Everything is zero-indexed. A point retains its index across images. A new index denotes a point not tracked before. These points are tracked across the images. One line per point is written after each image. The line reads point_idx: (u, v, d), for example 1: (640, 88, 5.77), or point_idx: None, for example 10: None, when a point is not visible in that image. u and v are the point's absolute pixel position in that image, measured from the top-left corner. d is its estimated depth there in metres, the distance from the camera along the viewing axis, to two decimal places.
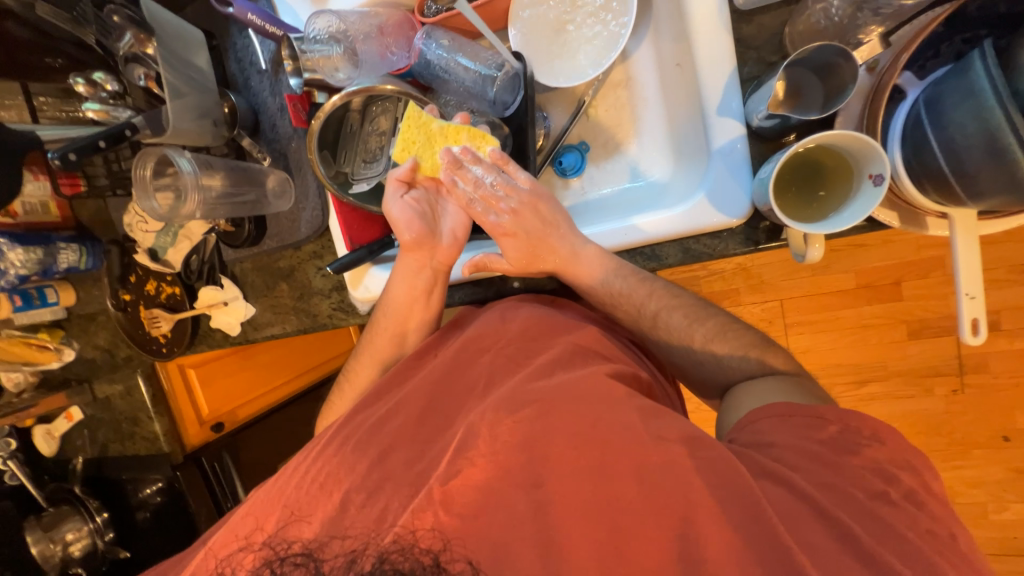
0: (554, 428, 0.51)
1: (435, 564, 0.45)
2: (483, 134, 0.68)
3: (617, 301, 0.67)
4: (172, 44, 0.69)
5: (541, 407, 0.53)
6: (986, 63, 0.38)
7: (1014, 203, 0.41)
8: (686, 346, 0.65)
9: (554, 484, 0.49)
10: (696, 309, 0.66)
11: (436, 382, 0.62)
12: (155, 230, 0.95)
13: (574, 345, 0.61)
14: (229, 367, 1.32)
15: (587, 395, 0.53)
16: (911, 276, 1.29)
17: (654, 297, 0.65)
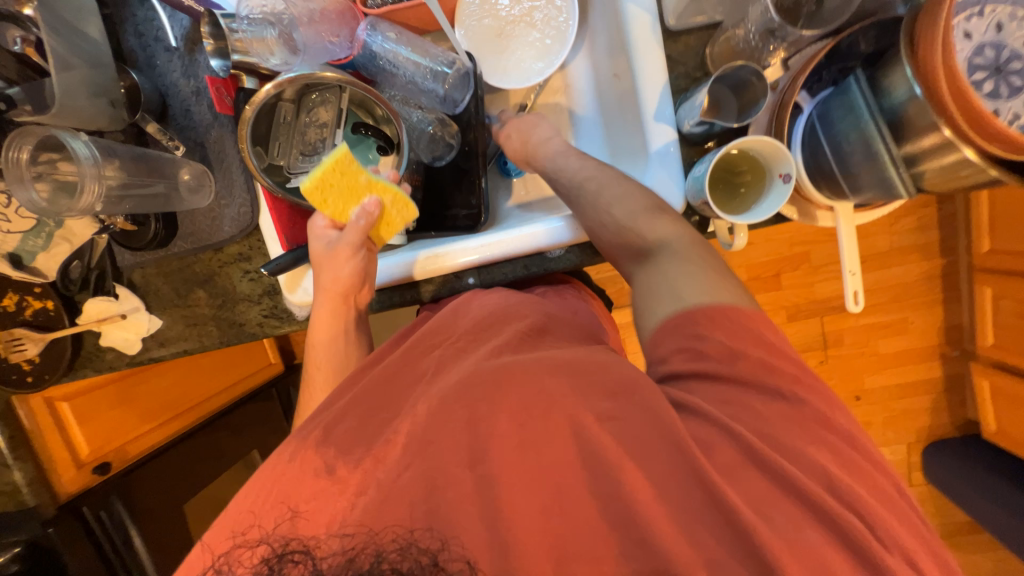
0: (504, 403, 0.47)
1: (434, 564, 0.40)
2: (407, 203, 0.70)
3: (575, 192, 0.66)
4: (57, 7, 0.59)
5: (493, 384, 0.48)
6: (860, 86, 0.49)
7: (881, 198, 0.53)
8: (621, 230, 0.61)
9: (507, 462, 0.44)
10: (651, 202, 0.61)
11: (387, 379, 0.56)
12: (21, 231, 0.77)
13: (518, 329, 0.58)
14: (115, 396, 1.14)
15: (544, 372, 0.49)
16: (789, 268, 1.54)
17: (607, 183, 0.64)
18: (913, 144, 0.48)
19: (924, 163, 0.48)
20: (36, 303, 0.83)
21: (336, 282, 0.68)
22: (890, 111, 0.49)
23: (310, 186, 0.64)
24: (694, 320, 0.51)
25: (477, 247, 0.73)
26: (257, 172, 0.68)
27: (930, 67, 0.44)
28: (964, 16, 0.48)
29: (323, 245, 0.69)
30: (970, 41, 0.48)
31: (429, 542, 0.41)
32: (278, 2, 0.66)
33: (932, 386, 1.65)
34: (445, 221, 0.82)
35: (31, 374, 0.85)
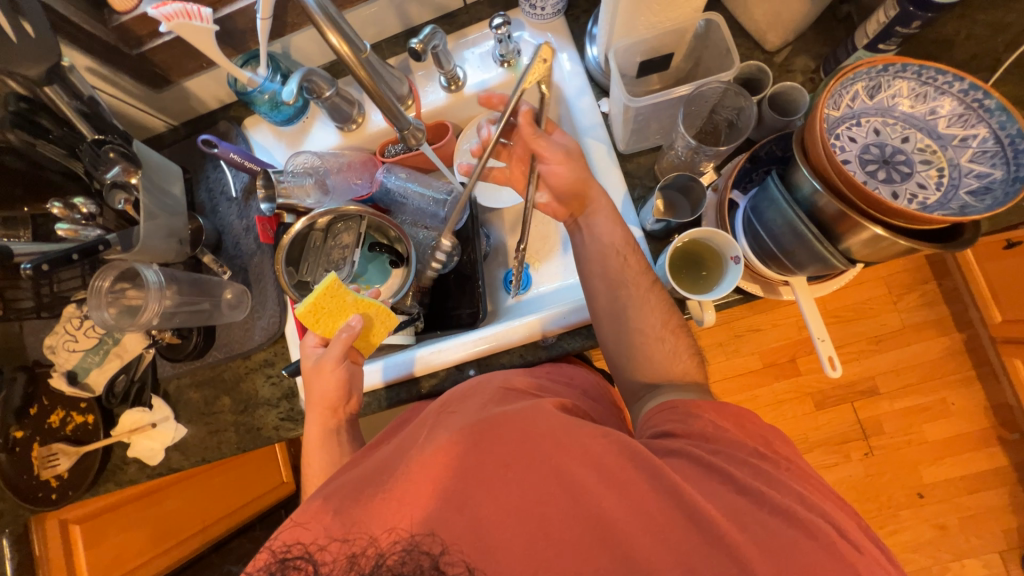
0: (501, 450, 0.48)
1: (435, 566, 0.44)
2: (390, 312, 0.73)
3: (620, 273, 0.69)
4: (155, 176, 0.78)
5: (488, 433, 0.50)
6: (775, 181, 0.59)
7: (822, 270, 0.60)
8: (648, 328, 0.66)
9: (503, 508, 0.45)
10: (667, 302, 0.68)
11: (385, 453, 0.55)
12: (83, 349, 0.88)
13: (510, 389, 0.61)
14: (128, 518, 1.13)
15: (539, 420, 0.51)
16: (805, 352, 1.53)
17: (644, 277, 0.69)
18: (831, 228, 0.57)
19: (848, 239, 0.56)
20: (77, 418, 0.90)
21: (325, 395, 0.71)
22: (804, 203, 0.57)
23: (304, 310, 0.68)
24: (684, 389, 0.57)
25: (476, 340, 0.81)
26: (290, 288, 0.81)
27: (820, 163, 0.54)
28: (844, 127, 0.60)
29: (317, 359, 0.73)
30: (856, 143, 0.60)
31: (430, 547, 0.44)
32: (314, 160, 0.85)
33: (1000, 476, 1.47)
34: (450, 320, 0.93)
35: (56, 491, 0.88)
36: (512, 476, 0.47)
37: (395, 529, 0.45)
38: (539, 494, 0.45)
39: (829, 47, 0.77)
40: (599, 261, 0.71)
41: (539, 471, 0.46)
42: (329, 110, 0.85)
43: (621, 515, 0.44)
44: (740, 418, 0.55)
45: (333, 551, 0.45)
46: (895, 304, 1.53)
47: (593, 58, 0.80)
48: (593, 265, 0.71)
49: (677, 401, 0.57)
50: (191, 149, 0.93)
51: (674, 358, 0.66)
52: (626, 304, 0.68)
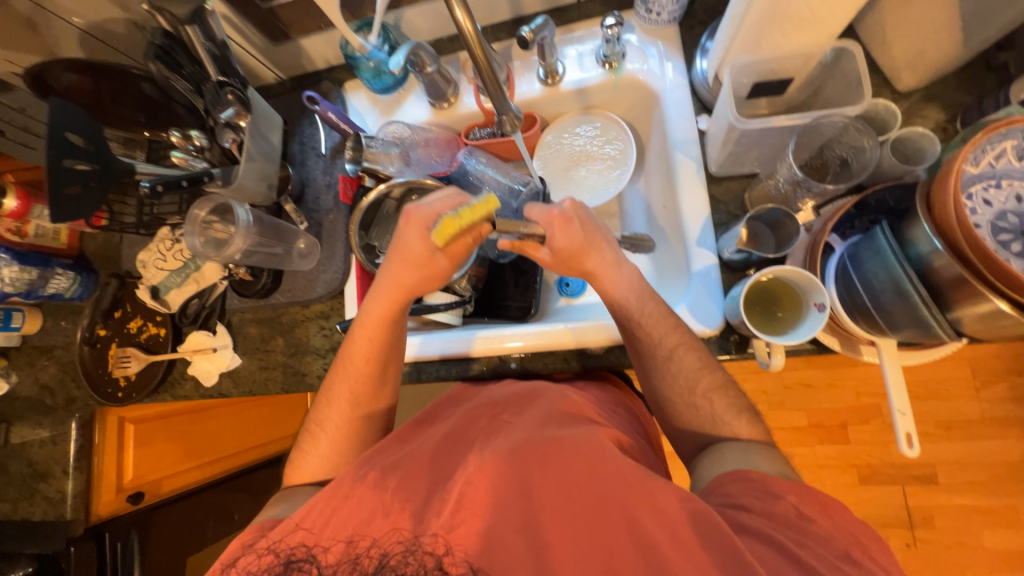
0: (548, 472, 0.53)
1: (438, 567, 0.49)
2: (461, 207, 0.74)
3: (648, 340, 0.68)
4: (260, 123, 0.84)
5: (540, 452, 0.55)
6: (886, 233, 0.54)
7: (923, 338, 0.54)
8: (680, 390, 0.66)
9: (549, 527, 0.50)
10: (707, 359, 0.67)
11: (438, 445, 0.62)
12: (169, 269, 0.96)
13: (564, 411, 0.64)
14: (173, 430, 1.23)
15: (584, 449, 0.55)
16: (858, 421, 1.41)
17: (678, 339, 0.67)
18: (944, 293, 0.51)
19: (960, 309, 0.50)
20: (152, 329, 0.98)
21: (418, 283, 0.73)
22: (917, 260, 0.53)
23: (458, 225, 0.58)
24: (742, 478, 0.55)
25: (527, 334, 0.80)
26: (358, 250, 0.85)
27: (948, 224, 0.49)
28: (980, 187, 0.54)
29: (420, 243, 0.70)
30: (991, 208, 0.53)
31: (434, 547, 0.50)
32: (404, 131, 0.88)
33: None
34: (499, 310, 0.93)
35: (122, 390, 0.97)
36: (568, 498, 0.52)
37: (441, 535, 0.50)
38: (582, 522, 0.50)
39: (971, 97, 0.69)
40: (626, 326, 0.70)
41: (586, 501, 0.51)
42: (426, 86, 0.87)
43: (671, 557, 0.46)
44: (817, 496, 0.52)
45: (333, 551, 0.52)
46: (977, 392, 1.37)
47: (701, 70, 0.77)
48: (621, 327, 0.70)
49: (748, 472, 0.55)
50: (293, 103, 0.98)
51: (715, 420, 0.64)
52: (656, 368, 0.68)
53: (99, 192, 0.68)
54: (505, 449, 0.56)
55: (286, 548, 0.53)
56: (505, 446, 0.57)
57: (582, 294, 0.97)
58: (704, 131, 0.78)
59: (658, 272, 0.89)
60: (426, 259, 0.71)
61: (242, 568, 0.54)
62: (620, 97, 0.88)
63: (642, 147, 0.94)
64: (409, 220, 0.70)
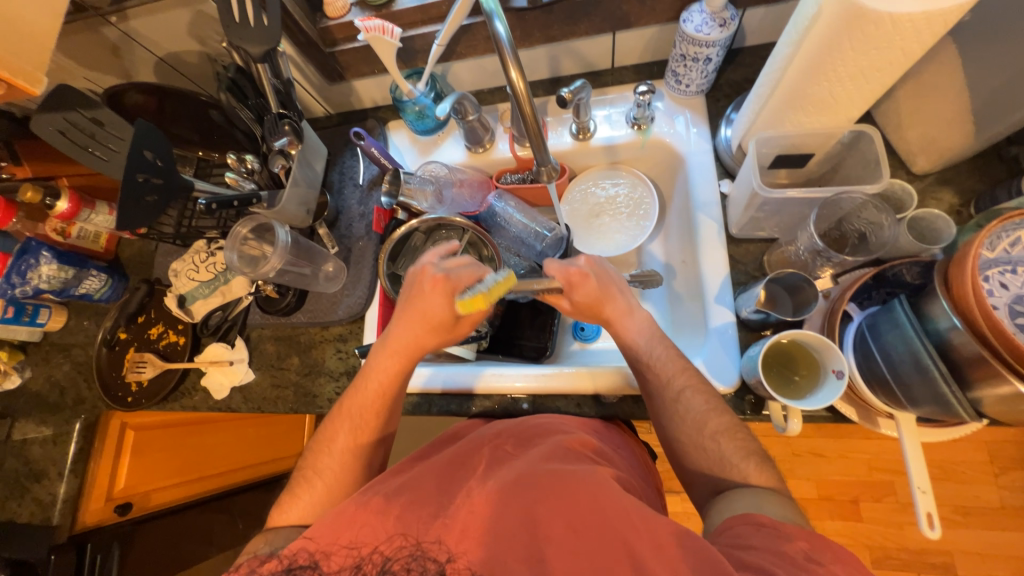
0: (552, 510, 0.52)
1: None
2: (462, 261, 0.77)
3: (661, 381, 0.68)
4: (308, 153, 0.90)
5: (544, 488, 0.54)
6: (904, 307, 0.56)
7: (943, 415, 0.54)
8: (693, 433, 0.65)
9: (553, 561, 0.49)
10: (720, 404, 0.66)
11: (441, 474, 0.62)
12: (200, 280, 0.98)
13: (569, 447, 0.63)
14: (171, 441, 1.22)
15: (593, 488, 0.53)
16: (870, 498, 1.36)
17: (692, 381, 0.67)
18: (964, 370, 0.52)
19: (981, 389, 0.51)
20: (172, 336, 1.01)
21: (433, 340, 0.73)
22: (934, 335, 0.54)
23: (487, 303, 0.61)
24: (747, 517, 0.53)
25: (535, 375, 0.82)
26: (383, 277, 0.88)
27: (966, 302, 0.50)
28: (995, 271, 0.56)
29: (438, 308, 0.70)
30: (1009, 291, 0.54)
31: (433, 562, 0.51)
32: (441, 171, 0.93)
33: None
34: (513, 348, 0.95)
35: (133, 394, 0.98)
36: (573, 541, 0.49)
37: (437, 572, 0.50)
38: (585, 566, 0.48)
39: (983, 184, 0.73)
40: (640, 368, 0.71)
41: (593, 547, 0.49)
42: (465, 132, 0.93)
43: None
44: (828, 543, 0.49)
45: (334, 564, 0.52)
46: (995, 477, 1.32)
47: (725, 138, 0.82)
48: (636, 368, 0.72)
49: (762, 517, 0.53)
50: (337, 136, 1.05)
51: (727, 461, 0.62)
52: (667, 407, 0.67)
53: (158, 204, 0.74)
54: (507, 481, 0.56)
55: (288, 555, 0.55)
56: (508, 476, 0.56)
57: (596, 340, 0.98)
58: (726, 194, 0.82)
59: (674, 324, 0.91)
60: (442, 320, 0.71)
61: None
62: (646, 156, 0.94)
63: (664, 204, 0.98)
64: (427, 288, 0.71)
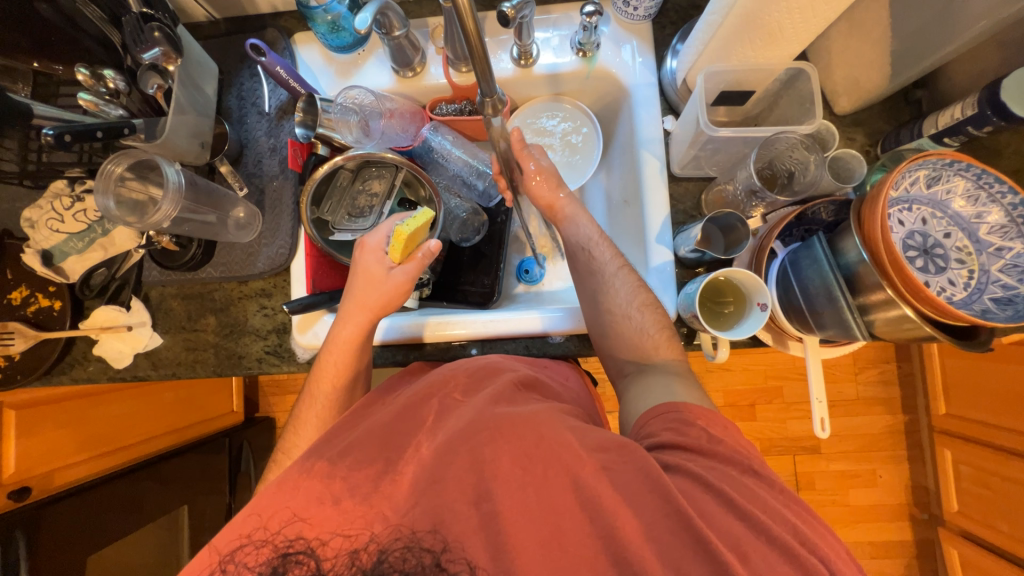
0: (505, 453, 0.53)
1: (436, 564, 0.48)
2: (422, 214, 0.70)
3: (594, 260, 0.75)
4: (191, 69, 0.73)
5: (492, 433, 0.55)
6: (822, 244, 0.61)
7: (842, 336, 0.62)
8: (617, 302, 0.71)
9: (502, 497, 0.51)
10: (639, 282, 0.73)
11: (391, 429, 0.59)
12: (68, 232, 0.81)
13: (520, 390, 0.64)
14: (68, 415, 1.07)
15: (546, 430, 0.55)
16: (764, 400, 1.61)
17: (616, 262, 0.74)
18: (864, 297, 0.59)
19: (875, 313, 0.59)
20: (43, 301, 0.83)
21: (385, 300, 0.70)
22: (845, 267, 0.60)
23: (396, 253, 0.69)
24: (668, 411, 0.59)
25: (482, 322, 0.80)
26: (308, 223, 0.77)
27: (875, 238, 0.56)
28: (898, 209, 0.62)
29: (377, 265, 0.70)
30: (904, 227, 0.62)
31: (431, 544, 0.49)
32: (366, 98, 0.80)
33: (901, 548, 1.62)
34: (457, 294, 0.92)
35: (3, 371, 0.82)
36: (529, 476, 0.52)
37: (398, 526, 0.50)
38: (540, 501, 0.51)
39: (890, 126, 0.78)
40: (576, 253, 0.78)
41: (546, 487, 0.51)
42: (391, 51, 0.80)
43: (625, 526, 0.48)
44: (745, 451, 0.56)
45: (335, 546, 0.49)
46: (855, 376, 1.62)
47: (670, 70, 0.80)
48: (575, 256, 0.78)
49: (680, 404, 0.59)
50: (229, 48, 0.86)
51: (643, 334, 0.70)
52: (599, 286, 0.73)
53: None
54: (455, 430, 0.56)
55: (260, 539, 0.50)
56: (458, 425, 0.57)
57: (541, 282, 0.98)
58: (668, 132, 0.82)
59: None
60: (385, 277, 0.69)
61: (241, 562, 0.49)
62: (590, 88, 0.89)
63: (607, 140, 0.96)
64: (365, 248, 0.71)
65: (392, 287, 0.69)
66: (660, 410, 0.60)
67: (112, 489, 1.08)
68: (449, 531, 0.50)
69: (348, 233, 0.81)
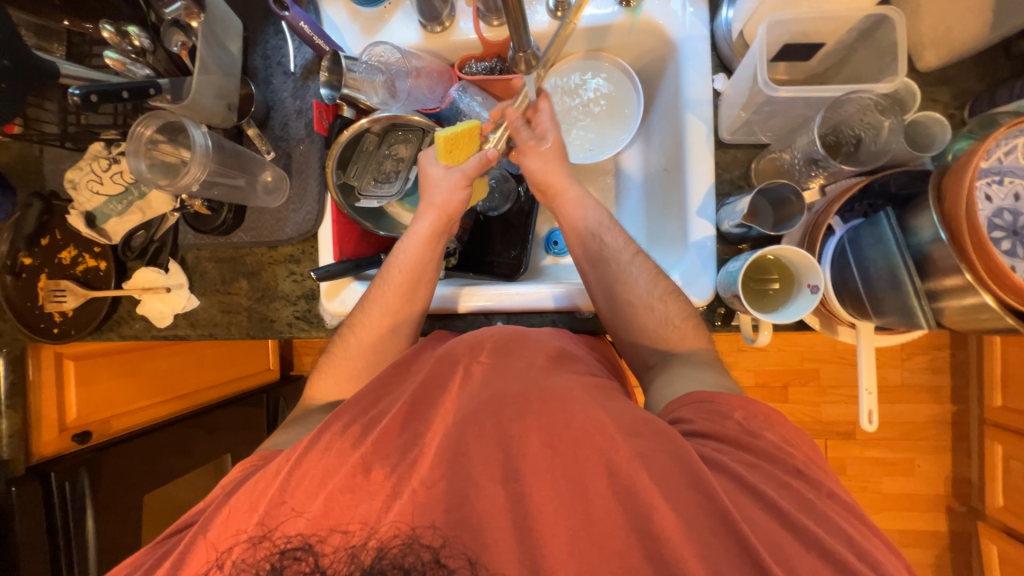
0: (527, 433, 0.52)
1: (436, 560, 0.47)
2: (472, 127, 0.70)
3: (606, 247, 0.72)
4: (214, 26, 0.71)
5: (509, 415, 0.53)
6: (890, 221, 0.54)
7: (903, 324, 0.56)
8: (637, 293, 0.68)
9: (517, 468, 0.51)
10: (658, 271, 0.70)
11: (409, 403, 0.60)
12: (107, 194, 0.83)
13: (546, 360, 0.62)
14: (121, 366, 1.13)
15: (568, 412, 0.53)
16: (799, 382, 1.54)
17: (630, 249, 0.72)
18: (936, 281, 0.53)
19: (945, 300, 0.53)
20: (89, 261, 0.87)
21: (447, 199, 0.73)
22: (915, 248, 0.54)
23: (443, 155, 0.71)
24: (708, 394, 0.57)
25: (509, 293, 0.78)
26: (333, 187, 0.75)
27: (956, 217, 0.49)
28: (985, 181, 0.55)
29: (436, 170, 0.74)
30: (991, 203, 0.55)
31: (431, 540, 0.48)
32: (392, 55, 0.76)
33: (934, 539, 1.56)
34: (485, 265, 0.90)
35: (59, 326, 0.87)
36: (548, 460, 0.51)
37: (395, 524, 0.49)
38: (562, 484, 0.50)
39: (983, 85, 0.68)
40: (582, 239, 0.74)
41: (567, 471, 0.50)
42: (419, 2, 0.75)
43: (643, 514, 0.47)
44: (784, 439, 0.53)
45: (332, 543, 0.49)
46: (901, 362, 1.51)
47: (725, 21, 0.71)
48: (582, 243, 0.75)
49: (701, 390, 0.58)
50: (252, 4, 0.83)
51: (666, 326, 0.67)
52: (616, 275, 0.70)
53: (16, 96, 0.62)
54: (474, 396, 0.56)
55: (287, 513, 0.51)
56: (479, 397, 0.57)
57: (570, 253, 0.94)
58: (718, 92, 0.74)
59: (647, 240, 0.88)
60: (449, 181, 0.73)
61: (232, 558, 0.50)
62: (633, 42, 0.81)
63: (649, 102, 0.89)
64: (424, 160, 0.75)
65: (462, 191, 0.73)
66: (689, 396, 0.58)
67: (161, 436, 1.14)
68: (471, 506, 0.49)
69: (374, 199, 0.80)
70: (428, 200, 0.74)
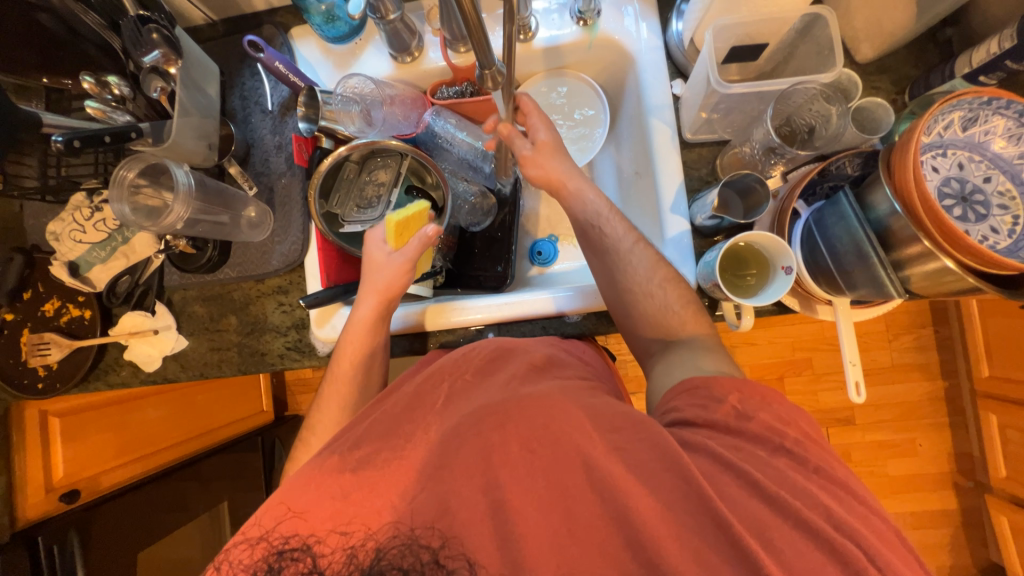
0: (521, 437, 0.52)
1: (435, 561, 0.47)
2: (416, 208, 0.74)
3: (607, 237, 0.73)
4: (191, 71, 0.73)
5: (502, 419, 0.54)
6: (849, 200, 0.57)
7: (875, 296, 0.58)
8: (638, 279, 0.69)
9: (513, 469, 0.51)
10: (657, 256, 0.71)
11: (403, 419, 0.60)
12: (90, 242, 0.83)
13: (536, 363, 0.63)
14: (106, 420, 1.09)
15: (559, 411, 0.54)
16: (793, 373, 1.56)
17: (632, 235, 0.72)
18: (898, 252, 0.56)
19: (910, 268, 0.56)
20: (74, 311, 0.86)
21: (387, 283, 0.72)
22: (876, 222, 0.57)
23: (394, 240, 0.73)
24: (693, 385, 0.59)
25: (497, 305, 0.80)
26: (316, 217, 0.77)
27: (906, 188, 0.52)
28: (930, 155, 0.59)
29: (378, 252, 0.74)
30: (938, 174, 0.59)
31: (430, 541, 0.48)
32: (366, 86, 0.79)
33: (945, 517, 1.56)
34: (471, 280, 0.91)
35: (43, 380, 0.85)
36: (543, 458, 0.51)
37: (395, 525, 0.49)
38: (558, 481, 0.50)
39: (918, 71, 0.73)
40: (587, 227, 0.74)
41: (563, 468, 0.50)
42: (388, 36, 0.79)
43: (640, 500, 0.47)
44: (773, 416, 0.54)
45: (331, 543, 0.49)
46: (887, 343, 1.55)
47: (676, 32, 0.76)
48: (585, 231, 0.75)
49: (696, 381, 0.59)
50: (228, 50, 0.86)
51: (668, 310, 0.68)
52: (619, 258, 0.71)
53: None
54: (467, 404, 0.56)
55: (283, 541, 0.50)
56: (472, 405, 0.57)
57: (554, 262, 0.96)
58: (677, 97, 0.79)
59: None
60: (389, 263, 0.73)
61: (234, 559, 0.49)
62: (594, 58, 0.86)
63: (615, 113, 0.94)
64: (368, 241, 0.76)
65: (401, 273, 0.73)
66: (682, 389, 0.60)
67: (151, 488, 1.10)
68: (468, 511, 0.49)
69: (358, 224, 0.81)
70: (368, 287, 0.74)
